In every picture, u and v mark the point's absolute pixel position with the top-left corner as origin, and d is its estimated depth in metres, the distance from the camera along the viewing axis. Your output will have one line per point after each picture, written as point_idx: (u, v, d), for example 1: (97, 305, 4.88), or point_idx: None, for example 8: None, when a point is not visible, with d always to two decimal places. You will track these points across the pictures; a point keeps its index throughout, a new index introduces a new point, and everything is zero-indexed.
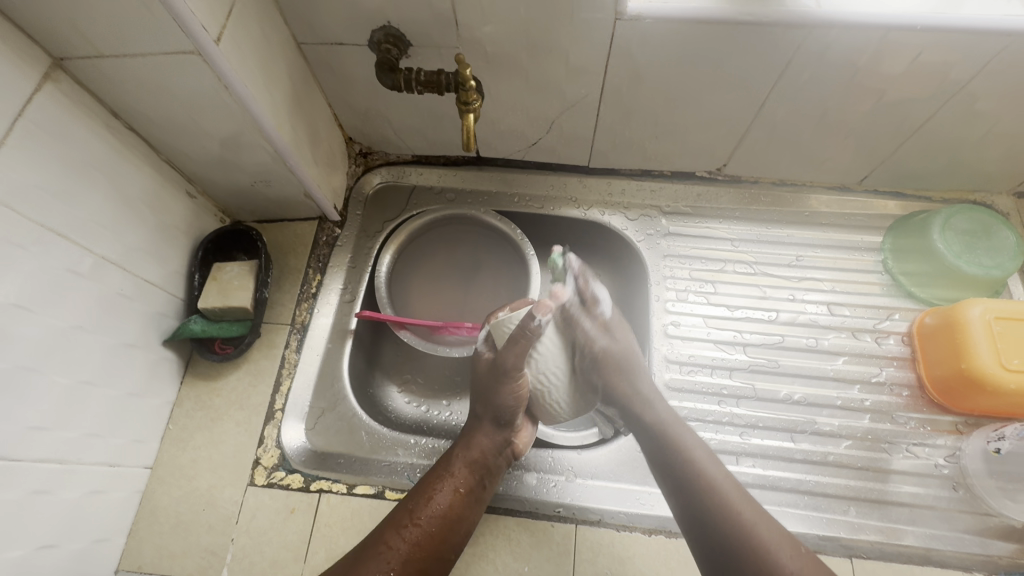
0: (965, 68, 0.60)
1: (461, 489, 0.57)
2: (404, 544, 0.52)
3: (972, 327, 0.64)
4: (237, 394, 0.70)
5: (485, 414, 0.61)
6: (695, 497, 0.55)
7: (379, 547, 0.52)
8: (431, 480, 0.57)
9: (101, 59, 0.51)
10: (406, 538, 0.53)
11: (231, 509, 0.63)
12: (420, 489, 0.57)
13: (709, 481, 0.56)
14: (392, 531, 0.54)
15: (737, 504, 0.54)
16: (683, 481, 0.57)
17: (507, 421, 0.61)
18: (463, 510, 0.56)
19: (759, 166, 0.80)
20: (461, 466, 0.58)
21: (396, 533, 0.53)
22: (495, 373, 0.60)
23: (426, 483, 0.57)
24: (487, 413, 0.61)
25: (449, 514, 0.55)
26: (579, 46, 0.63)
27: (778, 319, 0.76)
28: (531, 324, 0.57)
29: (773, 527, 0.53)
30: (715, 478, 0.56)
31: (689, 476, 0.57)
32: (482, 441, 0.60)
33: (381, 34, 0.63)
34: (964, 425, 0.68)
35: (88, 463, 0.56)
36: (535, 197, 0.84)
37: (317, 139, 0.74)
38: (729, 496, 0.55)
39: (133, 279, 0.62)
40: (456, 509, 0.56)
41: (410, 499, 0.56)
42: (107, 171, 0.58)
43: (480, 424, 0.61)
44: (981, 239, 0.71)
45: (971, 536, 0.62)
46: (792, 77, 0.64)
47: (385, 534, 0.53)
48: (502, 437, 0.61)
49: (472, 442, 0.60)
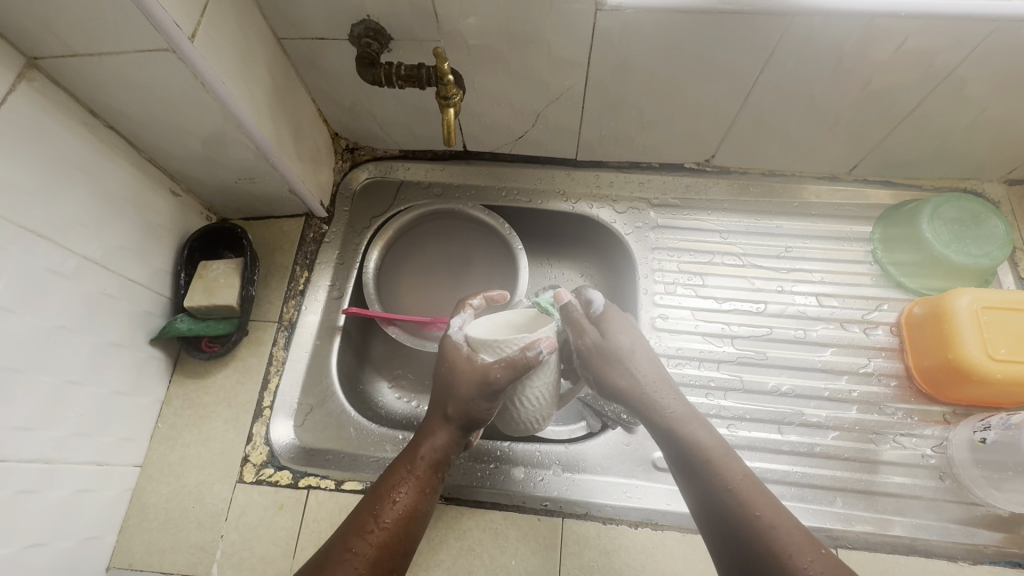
0: (953, 54, 0.59)
1: (423, 487, 0.55)
2: (370, 548, 0.50)
3: (959, 317, 0.63)
4: (225, 391, 0.70)
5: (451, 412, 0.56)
6: (706, 483, 0.52)
7: (344, 555, 0.49)
8: (393, 481, 0.54)
9: (75, 57, 0.51)
10: (371, 542, 0.50)
11: (220, 506, 0.64)
12: (382, 490, 0.54)
13: (718, 466, 0.52)
14: (356, 536, 0.51)
15: (755, 497, 0.50)
16: (694, 465, 0.53)
17: (469, 425, 0.57)
18: (426, 506, 0.54)
19: (747, 156, 0.79)
20: (422, 464, 0.55)
21: (361, 538, 0.50)
22: (480, 383, 0.55)
23: (386, 484, 0.54)
24: (454, 414, 0.56)
25: (414, 513, 0.53)
26: (560, 37, 0.62)
27: (767, 310, 0.76)
28: (531, 352, 0.54)
29: (796, 524, 0.48)
30: (725, 462, 0.53)
31: (695, 457, 0.53)
32: (442, 438, 0.57)
33: (360, 28, 0.63)
34: (951, 416, 0.68)
35: (76, 462, 0.57)
36: (523, 190, 0.84)
37: (301, 135, 0.73)
38: (743, 485, 0.51)
39: (118, 279, 0.62)
40: (419, 506, 0.54)
41: (373, 502, 0.53)
42: (87, 170, 0.58)
43: (440, 420, 0.57)
44: (970, 228, 0.71)
45: (956, 526, 0.62)
46: (778, 64, 0.63)
47: (350, 539, 0.51)
48: (461, 435, 0.58)
49: (432, 439, 0.56)
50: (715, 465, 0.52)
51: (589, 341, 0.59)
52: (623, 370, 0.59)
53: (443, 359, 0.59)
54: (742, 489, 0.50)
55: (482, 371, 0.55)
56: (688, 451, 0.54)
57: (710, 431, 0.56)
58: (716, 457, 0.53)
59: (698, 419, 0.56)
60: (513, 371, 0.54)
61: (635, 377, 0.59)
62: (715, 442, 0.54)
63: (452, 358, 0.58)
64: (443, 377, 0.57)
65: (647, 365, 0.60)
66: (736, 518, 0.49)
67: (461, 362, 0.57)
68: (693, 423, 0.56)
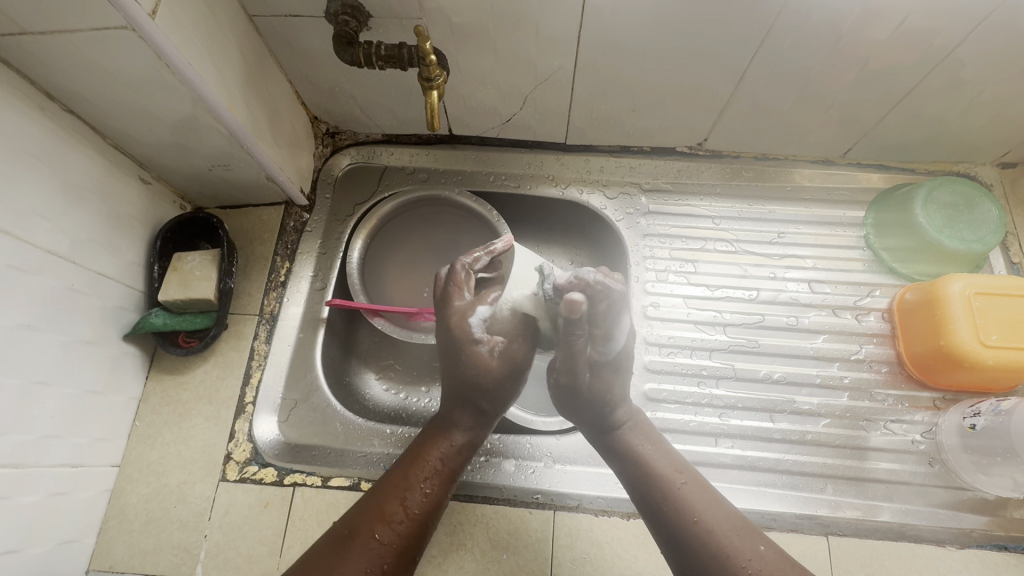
0: (954, 34, 0.57)
1: (448, 476, 0.53)
2: (397, 538, 0.49)
3: (951, 303, 0.63)
4: (205, 388, 0.68)
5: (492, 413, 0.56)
6: (652, 492, 0.52)
7: (370, 542, 0.48)
8: (419, 469, 0.52)
9: (25, 36, 0.47)
10: (399, 531, 0.49)
11: (203, 506, 0.62)
12: (407, 478, 0.52)
13: (662, 478, 0.52)
14: (380, 523, 0.49)
15: (693, 499, 0.50)
16: (644, 480, 0.53)
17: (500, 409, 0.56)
18: (448, 495, 0.53)
19: (740, 139, 0.78)
20: (451, 454, 0.54)
21: (387, 528, 0.49)
22: (509, 369, 0.54)
23: (413, 472, 0.52)
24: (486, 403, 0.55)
25: (438, 503, 0.52)
26: (549, 15, 0.59)
27: (758, 297, 0.75)
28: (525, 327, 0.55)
29: (736, 525, 0.48)
30: (672, 472, 0.53)
31: (645, 476, 0.53)
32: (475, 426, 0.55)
33: (337, 5, 0.59)
34: (941, 401, 0.68)
35: (49, 465, 0.55)
36: (511, 175, 0.81)
37: (278, 119, 0.70)
38: (684, 491, 0.51)
39: (86, 273, 0.59)
40: (444, 495, 0.52)
41: (399, 489, 0.51)
42: (48, 157, 0.54)
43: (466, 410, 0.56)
44: (963, 213, 0.70)
45: (945, 511, 0.63)
46: (774, 43, 0.60)
47: (376, 528, 0.48)
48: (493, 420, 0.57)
49: (464, 426, 0.55)
50: (663, 478, 0.52)
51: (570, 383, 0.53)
52: (598, 400, 0.54)
53: (494, 370, 0.54)
54: (682, 497, 0.50)
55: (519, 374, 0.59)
56: (641, 470, 0.53)
57: (666, 451, 0.55)
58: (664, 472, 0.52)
59: (650, 435, 0.56)
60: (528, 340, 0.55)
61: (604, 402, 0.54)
62: (667, 461, 0.54)
63: (501, 364, 0.54)
64: (501, 389, 0.54)
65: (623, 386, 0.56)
66: (678, 525, 0.49)
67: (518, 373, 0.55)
68: (651, 446, 0.55)
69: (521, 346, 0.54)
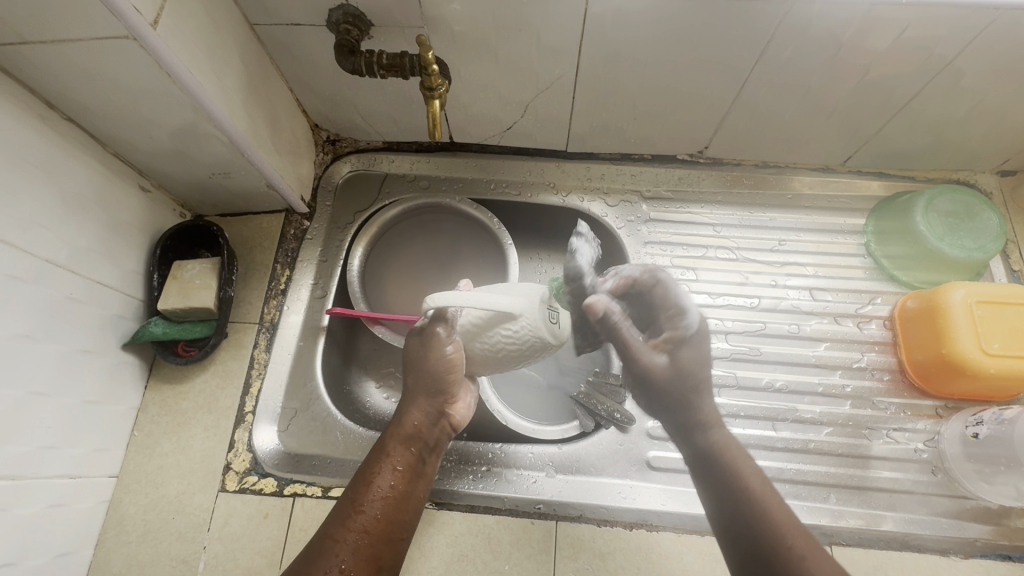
0: (953, 43, 0.57)
1: (400, 467, 0.54)
2: (352, 534, 0.49)
3: (953, 311, 0.63)
4: (204, 397, 0.67)
5: (428, 391, 0.56)
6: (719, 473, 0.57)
7: (327, 543, 0.49)
8: (369, 466, 0.54)
9: (25, 45, 0.47)
10: (351, 528, 0.50)
11: (201, 517, 0.61)
12: (359, 476, 0.53)
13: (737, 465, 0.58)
14: (338, 524, 0.50)
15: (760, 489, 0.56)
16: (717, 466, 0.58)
17: (437, 391, 0.56)
18: (406, 489, 0.53)
19: (741, 147, 0.78)
20: (395, 445, 0.54)
21: (341, 526, 0.50)
22: (427, 345, 0.55)
23: (365, 471, 0.54)
24: (420, 387, 0.56)
25: (395, 496, 0.52)
26: (550, 24, 0.59)
27: (760, 305, 0.75)
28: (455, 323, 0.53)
29: (793, 521, 0.53)
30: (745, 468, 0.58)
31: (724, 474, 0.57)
32: (417, 415, 0.56)
33: (339, 14, 0.59)
34: (943, 409, 0.68)
35: (47, 476, 0.54)
36: (511, 183, 0.81)
37: (279, 127, 0.70)
38: (751, 477, 0.57)
39: (85, 281, 0.58)
40: (399, 488, 0.53)
41: (352, 488, 0.52)
42: (47, 165, 0.54)
43: (413, 398, 0.57)
44: (964, 221, 0.70)
45: (948, 520, 0.62)
46: (775, 53, 0.61)
47: (333, 529, 0.50)
48: (438, 407, 0.57)
49: (406, 418, 0.56)
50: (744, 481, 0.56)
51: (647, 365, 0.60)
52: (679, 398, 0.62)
53: (415, 348, 0.56)
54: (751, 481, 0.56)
55: (458, 355, 0.54)
56: (726, 468, 0.58)
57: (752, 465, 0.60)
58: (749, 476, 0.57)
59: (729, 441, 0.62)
60: (449, 325, 0.54)
61: (691, 396, 0.62)
62: (754, 472, 0.58)
63: (420, 340, 0.56)
64: (424, 366, 0.55)
65: (707, 398, 0.64)
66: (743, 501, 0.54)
67: (433, 342, 0.54)
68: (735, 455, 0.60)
69: (444, 327, 0.54)
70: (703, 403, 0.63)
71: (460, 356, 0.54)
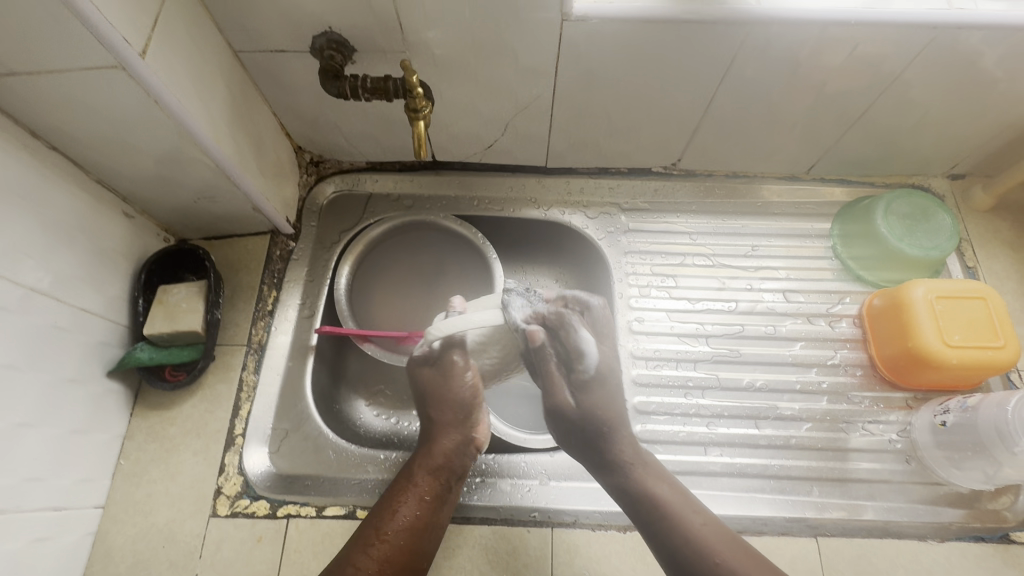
0: (899, 60, 0.62)
1: (425, 497, 0.59)
2: (372, 561, 0.54)
3: (916, 307, 0.67)
4: (193, 422, 0.66)
5: (451, 419, 0.64)
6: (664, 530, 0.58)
7: (348, 568, 0.53)
8: (395, 493, 0.59)
9: (11, 77, 0.47)
10: (374, 555, 0.54)
11: (193, 544, 0.60)
12: (384, 504, 0.58)
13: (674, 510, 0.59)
14: (358, 550, 0.55)
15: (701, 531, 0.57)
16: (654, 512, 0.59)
17: (461, 419, 0.64)
18: (430, 517, 0.58)
19: (711, 159, 0.82)
20: (423, 476, 0.60)
21: (364, 552, 0.54)
22: (444, 376, 0.64)
23: (390, 498, 0.59)
24: (445, 418, 0.64)
25: (416, 523, 0.57)
26: (527, 47, 0.62)
27: (737, 308, 0.78)
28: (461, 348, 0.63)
29: (738, 548, 0.56)
30: (681, 506, 0.60)
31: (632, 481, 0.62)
32: (444, 444, 0.62)
33: (323, 40, 0.61)
34: (913, 401, 0.72)
35: (31, 510, 0.53)
36: (494, 199, 0.84)
37: (263, 150, 0.71)
38: (693, 522, 0.58)
39: (70, 309, 0.58)
40: (423, 517, 0.58)
41: (376, 516, 0.57)
42: (32, 194, 0.54)
43: (440, 429, 0.64)
44: (920, 222, 0.75)
45: (924, 506, 0.65)
46: (738, 72, 0.65)
47: (355, 554, 0.54)
48: (463, 437, 0.63)
49: (434, 448, 0.62)
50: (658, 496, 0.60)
51: (561, 399, 0.66)
52: (594, 423, 0.66)
53: (433, 380, 0.65)
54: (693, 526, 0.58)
55: (475, 376, 0.65)
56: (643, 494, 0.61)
57: (660, 476, 0.63)
58: (659, 490, 0.61)
59: (652, 474, 0.63)
60: (458, 348, 0.63)
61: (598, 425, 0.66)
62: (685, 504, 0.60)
63: (438, 372, 0.65)
64: (445, 395, 0.64)
65: (626, 441, 0.66)
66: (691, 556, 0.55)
67: (453, 370, 0.64)
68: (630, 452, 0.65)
69: (460, 355, 0.63)
70: (612, 439, 0.65)
71: (478, 377, 0.64)
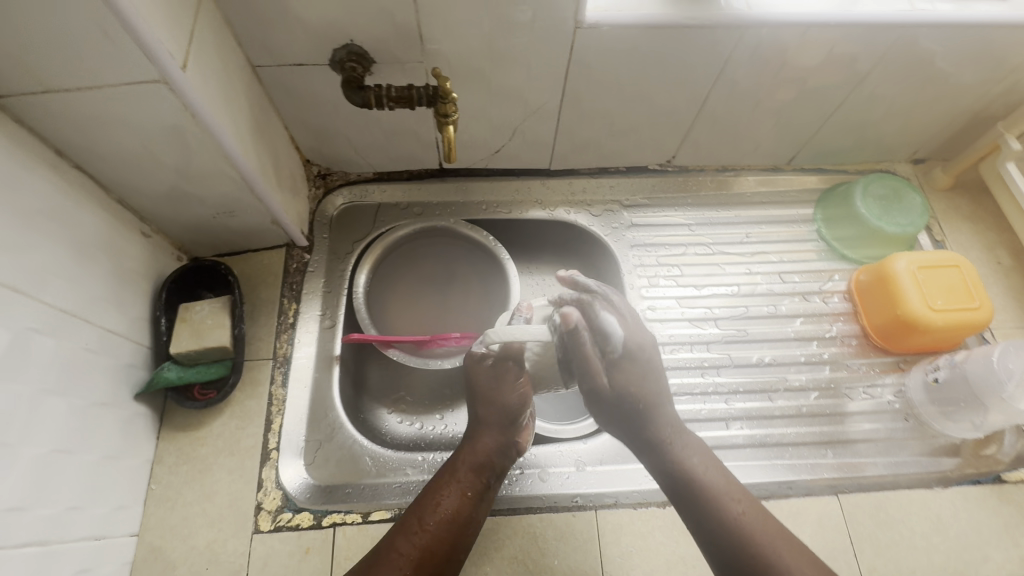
0: (869, 58, 0.69)
1: (467, 492, 0.57)
2: (412, 550, 0.53)
3: (900, 278, 0.74)
4: (224, 439, 0.65)
5: (497, 419, 0.62)
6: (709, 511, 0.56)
7: (390, 555, 0.52)
8: (437, 486, 0.57)
9: (47, 95, 0.47)
10: (416, 544, 0.53)
11: (238, 562, 0.59)
12: (427, 494, 0.57)
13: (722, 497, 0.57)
14: (402, 537, 0.53)
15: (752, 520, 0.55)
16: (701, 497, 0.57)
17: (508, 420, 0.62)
18: (471, 513, 0.57)
19: (703, 155, 0.87)
20: (464, 470, 0.58)
21: (405, 539, 0.53)
22: (494, 376, 0.63)
23: (433, 488, 0.57)
24: (492, 417, 0.62)
25: (458, 516, 0.56)
26: (538, 55, 0.66)
27: (739, 291, 0.84)
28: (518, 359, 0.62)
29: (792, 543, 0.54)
30: (732, 496, 0.57)
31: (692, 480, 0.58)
32: (486, 442, 0.60)
33: (343, 53, 0.63)
34: (903, 363, 0.78)
35: (72, 540, 0.51)
36: (501, 202, 0.86)
37: (280, 164, 0.71)
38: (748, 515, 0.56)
39: (97, 331, 0.57)
40: (465, 511, 0.56)
41: (418, 505, 0.56)
42: (59, 215, 0.53)
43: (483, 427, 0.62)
44: (895, 202, 0.82)
45: (926, 458, 0.71)
46: (729, 73, 0.71)
47: (396, 542, 0.53)
48: (506, 437, 0.62)
49: (478, 443, 0.61)
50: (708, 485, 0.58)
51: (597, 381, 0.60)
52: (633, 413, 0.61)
53: (482, 377, 0.63)
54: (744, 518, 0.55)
55: (525, 382, 0.63)
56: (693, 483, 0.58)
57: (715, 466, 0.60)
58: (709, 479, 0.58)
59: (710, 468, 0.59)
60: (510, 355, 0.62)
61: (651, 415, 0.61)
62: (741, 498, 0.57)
63: (489, 373, 0.63)
64: (495, 395, 0.62)
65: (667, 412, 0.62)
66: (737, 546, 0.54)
67: (506, 375, 0.63)
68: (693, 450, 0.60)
69: (512, 364, 0.63)
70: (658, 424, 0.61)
71: (530, 383, 0.64)
